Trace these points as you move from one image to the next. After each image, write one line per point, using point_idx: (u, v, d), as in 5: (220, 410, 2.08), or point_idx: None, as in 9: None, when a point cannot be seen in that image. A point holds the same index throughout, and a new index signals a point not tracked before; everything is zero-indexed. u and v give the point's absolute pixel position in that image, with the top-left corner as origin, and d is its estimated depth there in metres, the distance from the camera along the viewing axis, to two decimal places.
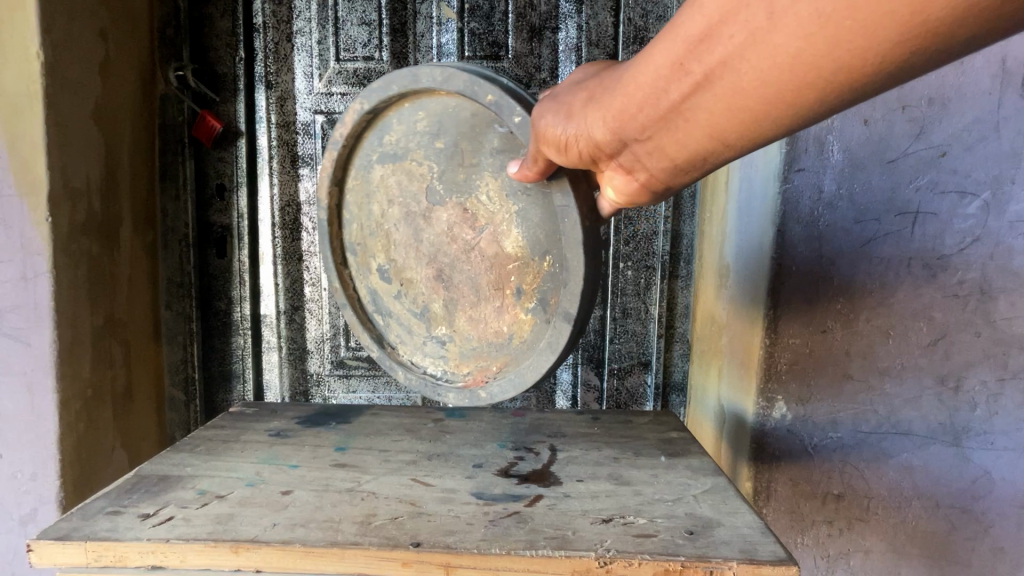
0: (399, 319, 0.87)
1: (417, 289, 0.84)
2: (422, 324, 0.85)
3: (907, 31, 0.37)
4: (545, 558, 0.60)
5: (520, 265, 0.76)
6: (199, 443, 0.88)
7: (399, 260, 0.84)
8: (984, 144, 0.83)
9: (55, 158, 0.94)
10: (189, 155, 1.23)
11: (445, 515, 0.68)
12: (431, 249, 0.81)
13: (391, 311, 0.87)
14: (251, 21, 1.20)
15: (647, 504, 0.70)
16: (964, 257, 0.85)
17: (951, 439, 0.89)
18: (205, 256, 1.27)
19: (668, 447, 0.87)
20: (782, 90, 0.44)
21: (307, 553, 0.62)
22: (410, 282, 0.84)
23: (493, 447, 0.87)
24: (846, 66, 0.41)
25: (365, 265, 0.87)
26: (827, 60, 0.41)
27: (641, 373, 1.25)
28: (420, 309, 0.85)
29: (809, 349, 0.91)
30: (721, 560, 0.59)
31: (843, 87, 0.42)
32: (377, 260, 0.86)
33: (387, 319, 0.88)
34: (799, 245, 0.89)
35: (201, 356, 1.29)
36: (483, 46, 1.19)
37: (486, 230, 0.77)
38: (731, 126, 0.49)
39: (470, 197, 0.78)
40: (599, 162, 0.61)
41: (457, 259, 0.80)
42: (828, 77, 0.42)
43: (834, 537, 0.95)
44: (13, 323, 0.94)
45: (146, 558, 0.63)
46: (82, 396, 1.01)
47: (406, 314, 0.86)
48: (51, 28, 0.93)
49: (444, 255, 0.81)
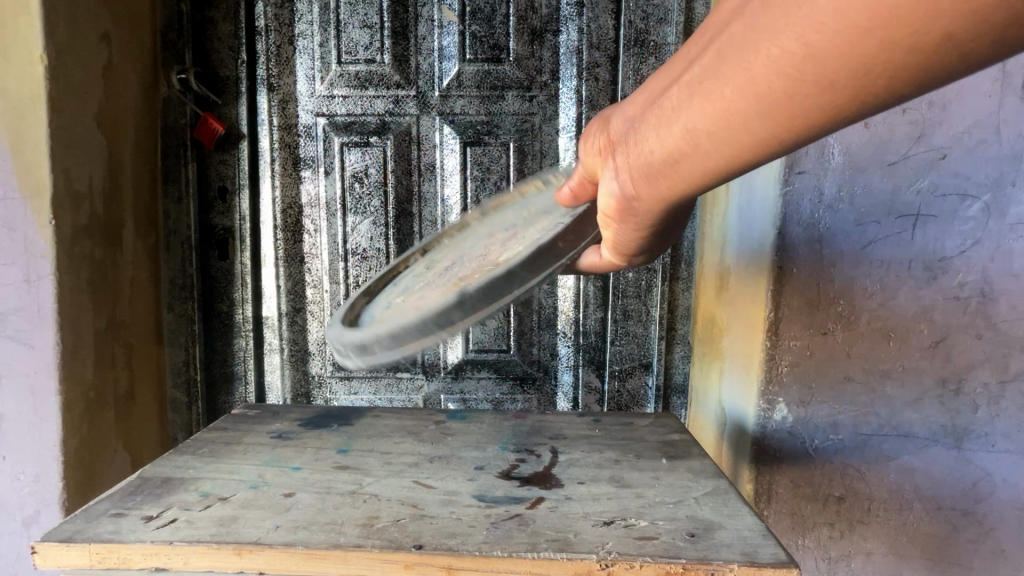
0: (397, 284, 0.87)
1: (430, 266, 0.82)
2: (399, 288, 0.82)
3: (884, 26, 0.30)
4: (546, 561, 0.60)
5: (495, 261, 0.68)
6: (201, 445, 0.88)
7: (441, 257, 0.83)
8: (984, 147, 0.82)
9: (58, 161, 0.95)
10: (191, 158, 1.22)
11: (446, 517, 0.68)
12: (470, 244, 0.79)
13: (402, 277, 0.87)
14: (253, 23, 1.20)
15: (648, 507, 0.70)
16: (965, 260, 0.85)
17: (952, 442, 0.89)
18: (207, 257, 1.26)
19: (669, 449, 0.87)
20: (754, 93, 0.38)
21: (309, 555, 0.62)
22: (433, 260, 0.83)
23: (494, 449, 0.87)
24: (822, 76, 0.33)
25: (432, 241, 0.93)
26: (798, 63, 0.34)
27: (642, 375, 1.26)
28: (410, 281, 0.82)
29: (809, 351, 0.91)
30: (722, 563, 0.59)
31: (815, 100, 0.35)
32: (440, 241, 0.90)
33: (392, 280, 0.89)
34: (800, 247, 0.90)
35: (204, 358, 1.27)
36: (484, 49, 1.20)
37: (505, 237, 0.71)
38: (700, 133, 0.43)
39: (522, 217, 0.73)
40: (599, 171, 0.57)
41: (473, 251, 0.76)
42: (815, 79, 0.34)
43: (835, 540, 0.95)
44: (16, 325, 0.94)
45: (149, 561, 0.63)
46: (84, 398, 1.01)
47: (405, 281, 0.84)
48: (54, 32, 0.94)
49: (470, 248, 0.77)
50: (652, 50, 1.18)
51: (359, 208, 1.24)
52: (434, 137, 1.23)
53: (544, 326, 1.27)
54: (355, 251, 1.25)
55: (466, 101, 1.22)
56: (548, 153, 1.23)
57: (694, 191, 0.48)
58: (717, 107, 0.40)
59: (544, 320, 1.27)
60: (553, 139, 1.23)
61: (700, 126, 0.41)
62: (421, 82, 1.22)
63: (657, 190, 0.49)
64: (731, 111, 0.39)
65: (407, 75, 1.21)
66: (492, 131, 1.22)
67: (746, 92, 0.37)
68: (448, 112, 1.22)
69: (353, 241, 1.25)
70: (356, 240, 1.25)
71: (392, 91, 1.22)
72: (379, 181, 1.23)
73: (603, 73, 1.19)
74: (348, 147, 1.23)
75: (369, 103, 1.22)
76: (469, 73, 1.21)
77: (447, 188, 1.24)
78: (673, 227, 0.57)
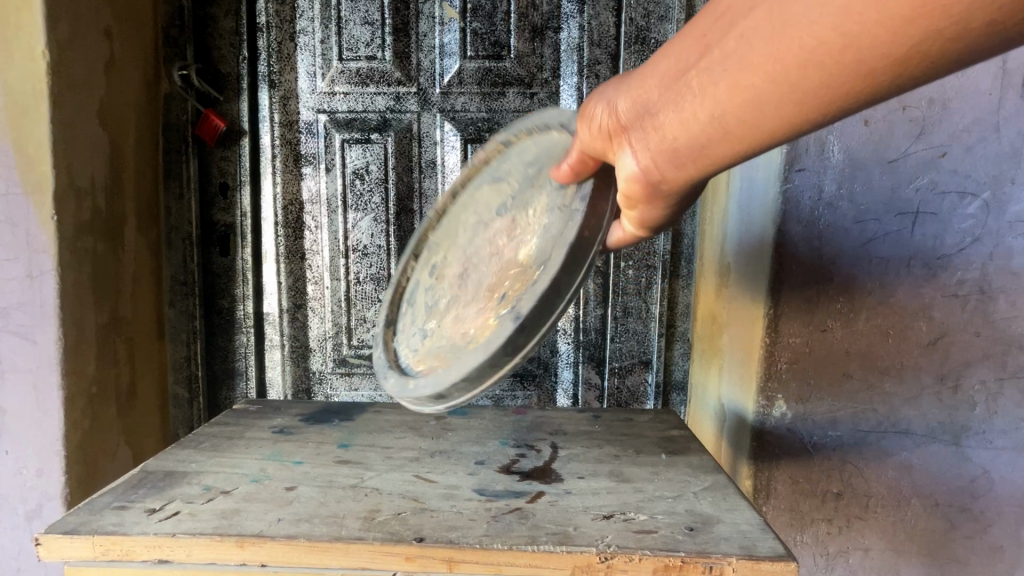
0: (414, 311, 0.89)
1: (445, 282, 0.82)
2: (425, 314, 0.83)
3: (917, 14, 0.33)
4: (546, 554, 0.61)
5: (521, 271, 0.66)
6: (204, 439, 0.88)
7: (446, 264, 0.84)
8: (984, 145, 0.84)
9: (61, 157, 0.95)
10: (192, 154, 1.22)
11: (447, 511, 0.68)
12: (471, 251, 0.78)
13: (415, 301, 0.89)
14: (254, 20, 1.21)
15: (648, 501, 0.71)
16: (964, 257, 0.87)
17: (951, 438, 0.91)
18: (208, 254, 1.26)
19: (668, 444, 0.87)
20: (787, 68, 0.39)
21: (311, 547, 0.62)
22: (442, 278, 0.83)
23: (495, 444, 0.88)
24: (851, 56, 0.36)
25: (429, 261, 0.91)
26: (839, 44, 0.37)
27: (642, 373, 1.26)
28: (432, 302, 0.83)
29: (809, 348, 0.91)
30: (721, 556, 0.60)
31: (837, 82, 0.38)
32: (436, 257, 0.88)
33: (409, 308, 0.91)
34: (799, 244, 0.89)
35: (205, 354, 1.27)
36: (485, 46, 1.20)
37: (516, 239, 0.70)
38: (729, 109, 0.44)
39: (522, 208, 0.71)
40: (611, 148, 0.55)
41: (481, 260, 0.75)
42: (851, 66, 0.37)
43: (833, 536, 0.95)
44: (18, 320, 0.95)
45: (152, 553, 0.63)
46: (87, 393, 1.02)
47: (424, 303, 0.85)
48: (56, 27, 0.94)
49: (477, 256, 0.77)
50: (653, 47, 1.18)
51: (360, 205, 1.24)
52: (434, 134, 1.23)
53: None
54: (356, 248, 1.25)
55: (467, 98, 1.22)
56: None
57: (715, 167, 0.50)
58: (753, 90, 0.42)
59: None
60: None
61: (734, 107, 0.43)
62: (421, 78, 1.22)
63: (682, 168, 0.50)
64: (761, 91, 0.42)
65: (408, 72, 1.22)
66: (492, 128, 1.23)
67: (782, 78, 0.40)
68: (449, 109, 1.23)
69: (353, 238, 1.25)
70: (357, 237, 1.25)
71: (393, 88, 1.22)
72: (380, 178, 1.23)
73: (604, 71, 1.20)
74: (349, 144, 1.23)
75: (370, 100, 1.22)
76: (469, 71, 1.21)
77: (448, 185, 1.24)
78: (688, 199, 0.59)
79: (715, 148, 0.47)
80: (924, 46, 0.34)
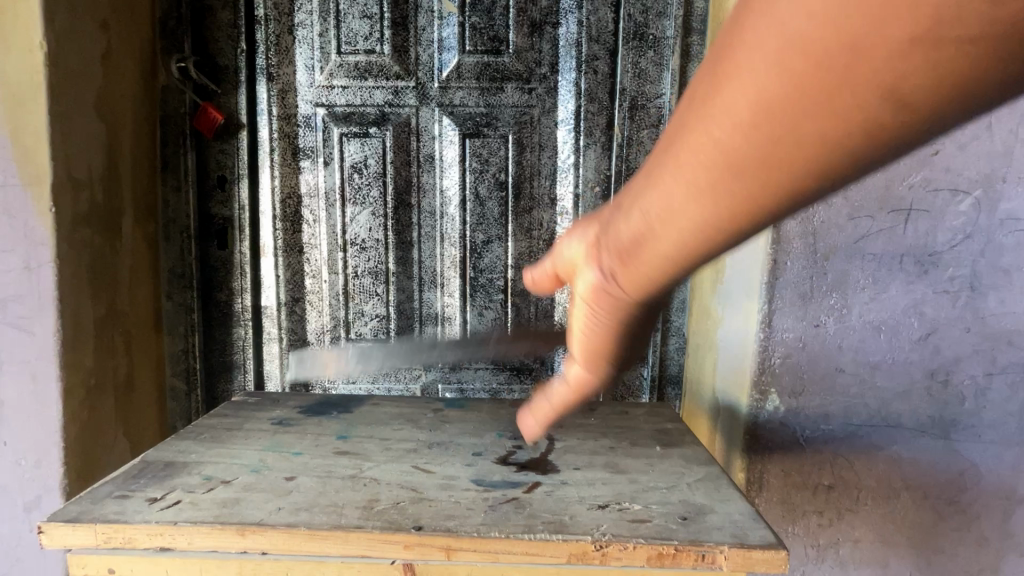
0: None
1: None
2: None
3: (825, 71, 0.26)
4: (543, 541, 0.62)
5: None
6: (203, 431, 0.89)
7: None
8: (976, 143, 0.86)
9: (59, 149, 0.95)
10: (190, 147, 1.22)
11: (445, 500, 0.69)
12: None
13: None
14: (252, 12, 1.20)
15: (642, 491, 0.72)
16: (955, 254, 0.88)
17: (940, 432, 0.93)
18: (206, 247, 1.26)
19: (663, 437, 0.89)
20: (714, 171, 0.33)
21: (312, 536, 0.63)
22: None
23: (492, 436, 0.89)
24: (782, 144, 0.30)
25: None
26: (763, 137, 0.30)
27: (638, 367, 1.27)
28: None
29: (802, 343, 0.92)
30: (713, 544, 0.61)
31: (780, 170, 0.31)
32: None
33: None
34: (794, 240, 0.90)
35: (203, 348, 1.28)
36: (484, 41, 1.20)
37: None
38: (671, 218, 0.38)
39: None
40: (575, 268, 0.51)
41: None
42: (778, 151, 0.30)
43: (824, 527, 0.96)
44: (16, 312, 0.95)
45: (154, 540, 0.64)
46: (84, 384, 1.02)
47: None
48: (53, 18, 0.94)
49: None
50: (651, 43, 1.18)
51: (358, 198, 1.24)
52: (432, 128, 1.24)
53: (541, 317, 1.28)
54: (354, 242, 1.26)
55: (465, 92, 1.22)
56: (546, 145, 1.23)
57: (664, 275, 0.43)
58: (677, 191, 0.36)
59: (541, 311, 1.28)
60: (551, 131, 1.23)
61: (667, 208, 0.37)
62: (420, 73, 1.22)
63: (634, 275, 0.45)
64: (690, 193, 0.35)
65: (407, 66, 1.22)
66: (491, 123, 1.23)
67: (704, 173, 0.34)
68: (447, 104, 1.23)
69: (351, 232, 1.25)
70: (355, 231, 1.25)
71: (392, 82, 1.22)
72: (378, 172, 1.24)
73: (601, 66, 1.20)
74: (347, 138, 1.23)
75: (368, 93, 1.22)
76: (468, 65, 1.21)
77: (446, 180, 1.24)
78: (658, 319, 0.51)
79: (659, 251, 0.40)
80: (841, 119, 0.28)
